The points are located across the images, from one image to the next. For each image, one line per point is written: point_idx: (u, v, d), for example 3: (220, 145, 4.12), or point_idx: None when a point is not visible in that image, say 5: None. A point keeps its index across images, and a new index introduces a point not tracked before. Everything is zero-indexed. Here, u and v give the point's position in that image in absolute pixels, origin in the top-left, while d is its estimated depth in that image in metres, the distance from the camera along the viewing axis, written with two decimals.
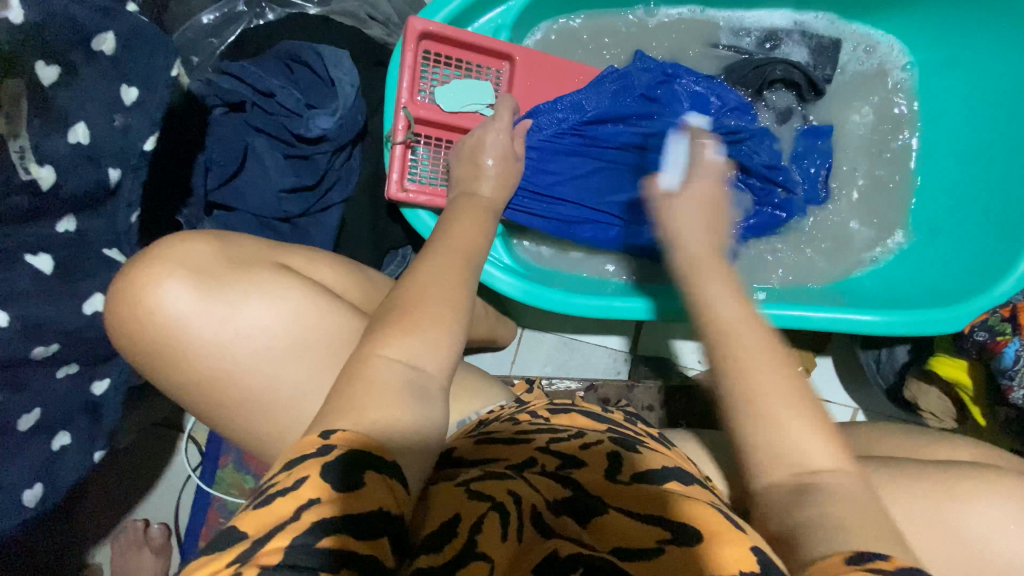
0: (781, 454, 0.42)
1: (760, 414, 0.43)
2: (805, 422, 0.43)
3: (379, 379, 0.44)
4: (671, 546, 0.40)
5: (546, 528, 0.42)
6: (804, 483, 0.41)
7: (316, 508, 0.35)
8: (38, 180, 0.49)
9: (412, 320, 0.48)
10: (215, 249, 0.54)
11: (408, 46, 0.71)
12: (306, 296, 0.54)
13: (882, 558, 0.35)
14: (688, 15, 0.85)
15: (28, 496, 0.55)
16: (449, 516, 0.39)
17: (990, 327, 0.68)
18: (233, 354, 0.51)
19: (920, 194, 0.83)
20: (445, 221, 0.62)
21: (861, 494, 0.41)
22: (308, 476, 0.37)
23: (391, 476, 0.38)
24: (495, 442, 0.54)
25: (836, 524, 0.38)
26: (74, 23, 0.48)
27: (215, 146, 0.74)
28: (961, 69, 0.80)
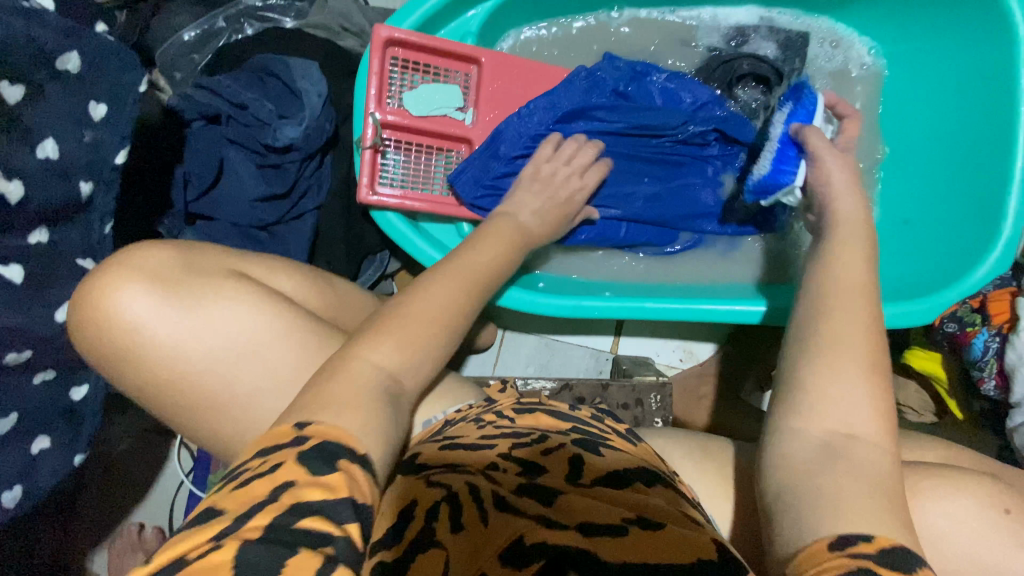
0: (835, 408, 0.43)
1: (836, 359, 0.45)
2: (861, 384, 0.44)
3: (363, 376, 0.45)
4: (633, 529, 0.44)
5: (506, 506, 0.45)
6: (842, 439, 0.42)
7: (293, 491, 0.35)
8: (6, 194, 0.51)
9: (409, 322, 0.49)
10: (174, 256, 0.57)
11: (374, 54, 0.73)
12: (258, 301, 0.56)
13: (864, 540, 0.37)
14: (656, 16, 0.85)
15: (7, 497, 0.57)
16: (408, 502, 0.44)
17: (960, 318, 0.68)
18: (187, 356, 0.53)
19: (892, 185, 0.82)
20: (477, 234, 0.63)
21: (887, 474, 0.41)
22: (285, 461, 0.37)
23: (361, 464, 0.39)
24: (456, 446, 0.54)
25: (845, 509, 0.39)
26: (38, 44, 0.52)
27: (192, 160, 0.77)
28: (927, 59, 0.80)
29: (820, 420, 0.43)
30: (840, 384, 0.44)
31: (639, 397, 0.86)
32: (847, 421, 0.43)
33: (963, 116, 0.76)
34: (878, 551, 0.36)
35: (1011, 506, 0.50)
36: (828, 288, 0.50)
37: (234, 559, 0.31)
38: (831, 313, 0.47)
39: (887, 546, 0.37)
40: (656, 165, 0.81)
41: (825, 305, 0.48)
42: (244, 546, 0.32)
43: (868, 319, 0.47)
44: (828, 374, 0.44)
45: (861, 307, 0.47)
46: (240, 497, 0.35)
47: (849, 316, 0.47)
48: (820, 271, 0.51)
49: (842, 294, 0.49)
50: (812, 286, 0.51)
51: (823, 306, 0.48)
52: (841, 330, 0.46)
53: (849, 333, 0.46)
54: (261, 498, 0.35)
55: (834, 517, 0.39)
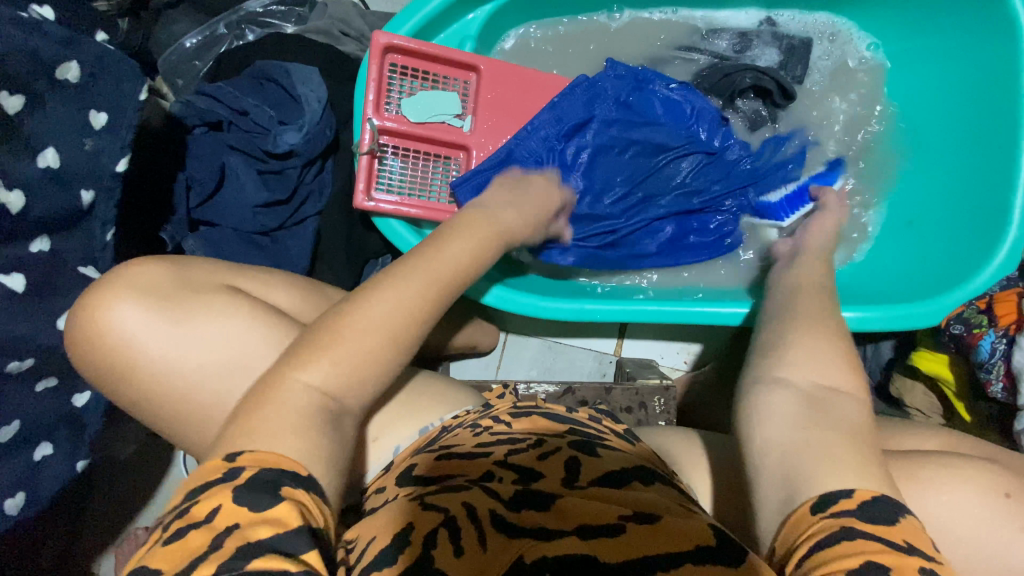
0: (817, 365, 0.46)
1: (806, 337, 0.48)
2: (834, 347, 0.47)
3: (300, 400, 0.42)
4: (630, 526, 0.45)
5: (506, 526, 0.45)
6: (827, 390, 0.45)
7: (239, 534, 0.35)
8: (7, 204, 0.52)
9: (352, 338, 0.44)
10: (167, 271, 0.57)
11: (374, 60, 0.73)
12: (250, 313, 0.57)
13: (849, 494, 0.39)
14: (654, 17, 0.85)
15: (10, 505, 0.57)
16: (404, 527, 0.45)
17: (966, 319, 0.67)
18: (182, 367, 0.54)
19: (901, 186, 0.81)
20: (444, 231, 0.57)
21: (864, 424, 0.43)
22: (220, 505, 0.36)
23: (309, 489, 0.38)
24: (455, 457, 0.54)
25: (820, 467, 0.40)
26: (37, 54, 0.52)
27: (195, 165, 0.78)
28: (937, 59, 0.78)
29: (799, 372, 0.46)
30: (809, 345, 0.47)
31: (642, 400, 0.85)
32: (827, 379, 0.45)
33: (974, 116, 0.75)
34: (857, 505, 0.38)
35: (1012, 490, 0.50)
36: (790, 300, 0.55)
37: None
38: (796, 312, 0.52)
39: (877, 498, 0.38)
40: (658, 176, 0.81)
41: (787, 309, 0.53)
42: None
43: (827, 314, 0.51)
44: (803, 343, 0.48)
45: (825, 304, 0.53)
46: (178, 555, 0.34)
47: (812, 313, 0.51)
48: (784, 284, 0.59)
49: (802, 300, 0.54)
50: (782, 293, 0.57)
51: (783, 305, 0.54)
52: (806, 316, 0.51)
53: (817, 314, 0.51)
54: (200, 550, 0.34)
55: (826, 473, 0.40)
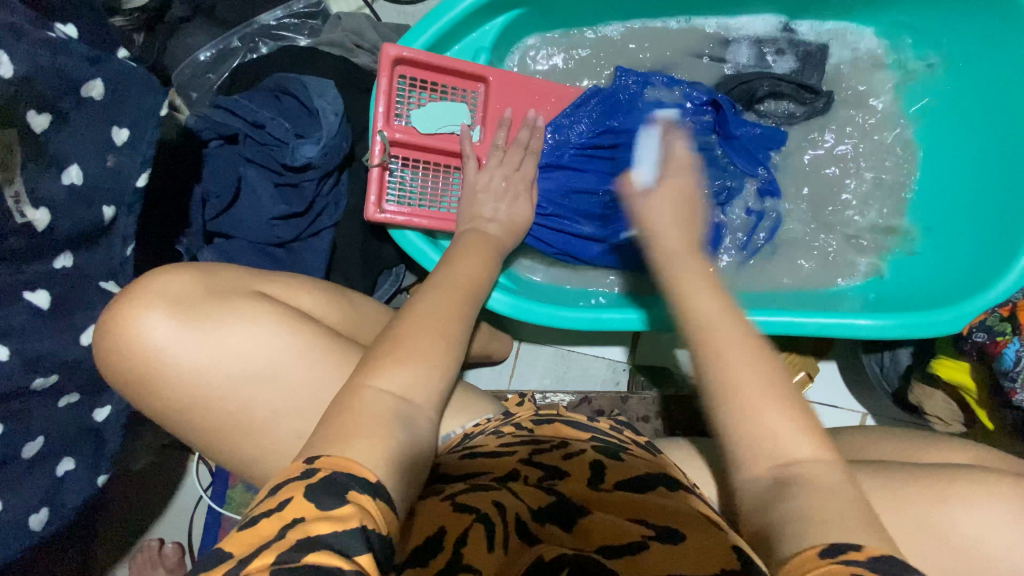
0: (764, 446, 0.45)
1: (750, 409, 0.45)
2: (787, 416, 0.45)
3: (376, 405, 0.46)
4: (654, 543, 0.44)
5: (530, 535, 0.45)
6: (784, 475, 0.44)
7: (302, 526, 0.36)
8: (34, 222, 0.52)
9: (405, 350, 0.50)
10: (192, 279, 0.58)
11: (383, 72, 0.73)
12: (276, 324, 0.57)
13: (852, 548, 0.38)
14: (668, 24, 0.85)
15: (34, 520, 0.57)
16: (436, 530, 0.43)
17: (989, 327, 0.65)
18: (209, 378, 0.55)
19: (923, 190, 0.81)
20: (452, 254, 0.64)
21: (840, 482, 0.43)
22: (292, 497, 0.38)
23: (373, 494, 0.40)
24: (479, 456, 0.56)
25: (814, 522, 0.40)
26: (63, 73, 0.51)
27: (211, 177, 0.78)
28: (951, 64, 0.79)
29: (756, 463, 0.45)
30: (762, 425, 0.45)
31: None
32: (784, 450, 0.44)
33: (1000, 115, 0.74)
34: (867, 557, 0.37)
35: None
36: (709, 322, 0.49)
37: None
38: (712, 336, 0.48)
39: (878, 555, 0.37)
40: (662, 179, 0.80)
41: (709, 357, 0.48)
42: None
43: (759, 343, 0.48)
44: (749, 424, 0.45)
45: (750, 340, 0.48)
46: (249, 538, 0.36)
47: (725, 339, 0.48)
48: (686, 308, 0.51)
49: (722, 321, 0.49)
50: (682, 324, 0.51)
51: (693, 333, 0.49)
52: (735, 369, 0.47)
53: (759, 377, 0.46)
54: (269, 539, 0.35)
55: (819, 528, 0.40)
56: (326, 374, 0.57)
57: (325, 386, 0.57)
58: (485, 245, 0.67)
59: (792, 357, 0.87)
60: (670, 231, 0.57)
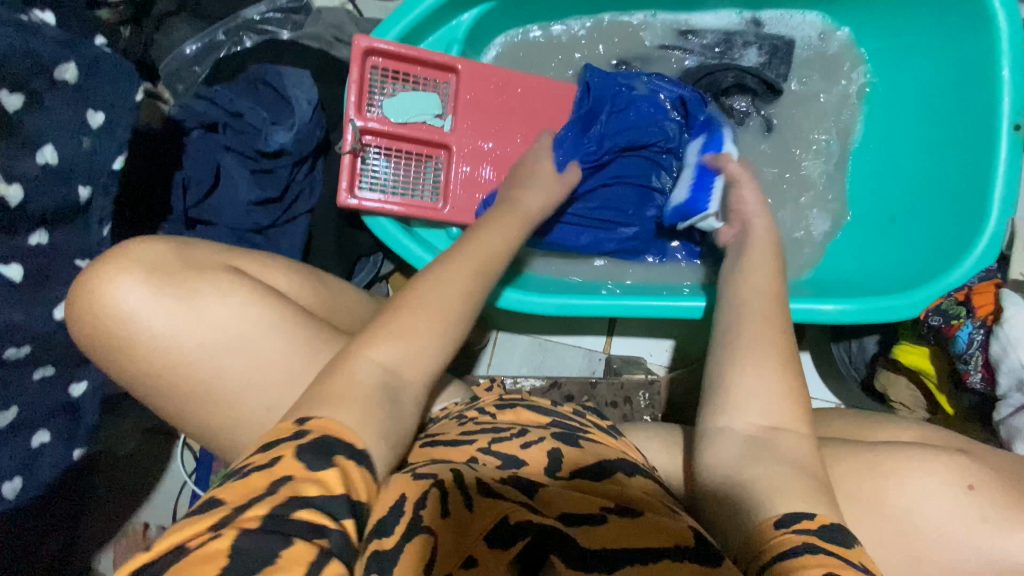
0: (757, 403, 0.49)
1: (752, 368, 0.50)
2: (776, 381, 0.50)
3: (364, 373, 0.48)
4: (611, 515, 0.44)
5: (490, 490, 0.44)
6: (769, 433, 0.48)
7: (291, 484, 0.38)
8: (6, 197, 0.54)
9: (420, 302, 0.53)
10: (169, 250, 0.61)
11: (354, 63, 0.75)
12: (241, 299, 0.59)
13: (806, 518, 0.42)
14: (637, 17, 0.86)
15: (7, 489, 0.60)
16: (397, 496, 0.41)
17: (944, 312, 0.67)
18: (183, 344, 0.57)
19: (886, 182, 0.81)
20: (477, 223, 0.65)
21: (809, 458, 0.47)
22: (283, 455, 0.40)
23: (356, 461, 0.43)
24: (438, 445, 0.57)
25: (776, 492, 0.44)
26: (36, 55, 0.54)
27: (191, 166, 0.81)
28: (914, 55, 0.80)
29: (742, 418, 0.49)
30: (757, 383, 0.50)
31: (628, 395, 0.86)
32: (767, 415, 0.48)
33: (957, 109, 0.75)
34: (819, 526, 0.41)
35: (977, 481, 0.50)
36: (760, 292, 0.57)
37: (233, 542, 0.34)
38: (755, 301, 0.56)
39: (827, 524, 0.41)
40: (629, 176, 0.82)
41: (738, 322, 0.55)
42: (242, 535, 0.34)
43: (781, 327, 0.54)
44: (749, 379, 0.50)
45: (778, 312, 0.55)
46: (242, 489, 0.38)
47: (771, 314, 0.55)
48: (741, 276, 0.60)
49: (760, 301, 0.56)
50: (735, 294, 0.58)
51: (735, 302, 0.57)
52: (755, 335, 0.53)
53: (773, 340, 0.52)
54: (262, 490, 0.38)
55: (779, 500, 0.43)
56: (290, 349, 0.59)
57: (284, 363, 0.58)
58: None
59: None
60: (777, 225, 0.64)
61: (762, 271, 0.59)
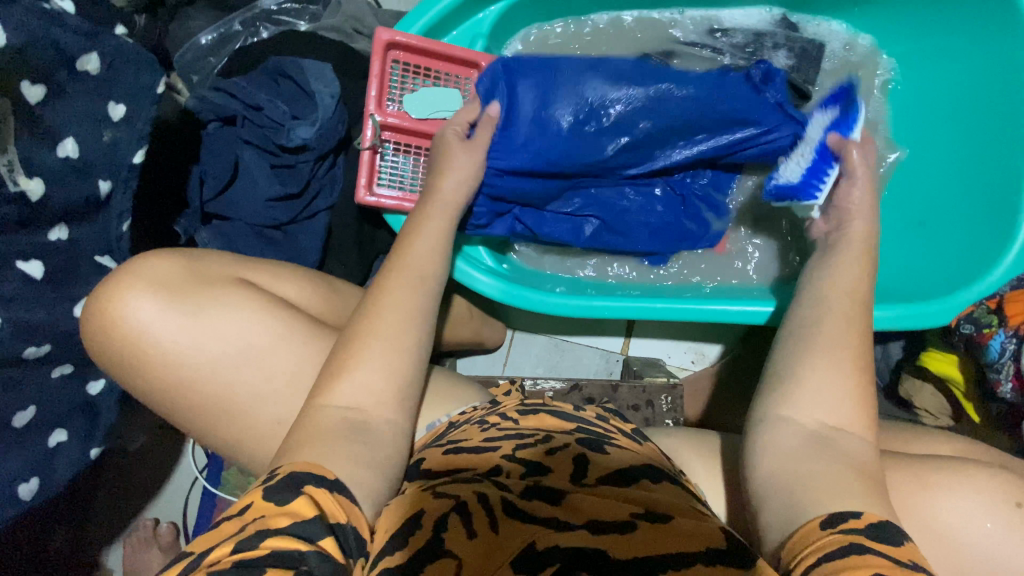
0: (823, 401, 0.48)
1: (821, 365, 0.50)
2: (845, 384, 0.49)
3: (329, 420, 0.48)
4: (642, 524, 0.44)
5: (518, 514, 0.45)
6: (830, 432, 0.48)
7: (262, 521, 0.39)
8: (27, 192, 0.53)
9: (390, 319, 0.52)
10: (178, 265, 0.59)
11: (375, 57, 0.73)
12: (258, 311, 0.58)
13: (853, 517, 0.41)
14: (662, 14, 0.85)
15: (24, 490, 0.58)
16: (412, 515, 0.44)
17: (976, 320, 0.66)
18: (195, 361, 0.56)
19: (919, 187, 0.79)
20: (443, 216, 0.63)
21: (869, 461, 0.47)
22: (252, 502, 0.41)
23: (329, 489, 0.43)
24: (462, 451, 0.56)
25: (820, 491, 0.44)
26: (58, 45, 0.52)
27: (209, 160, 0.78)
28: (955, 59, 0.77)
29: (808, 413, 0.48)
30: (822, 376, 0.49)
31: (649, 398, 0.85)
32: (833, 415, 0.48)
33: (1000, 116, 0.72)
34: (868, 526, 0.41)
35: None
36: (824, 295, 0.55)
37: None
38: (830, 304, 0.54)
39: (876, 522, 0.41)
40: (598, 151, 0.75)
41: (808, 322, 0.53)
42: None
43: (861, 335, 0.51)
44: (815, 374, 0.49)
45: (857, 315, 0.53)
46: (207, 539, 0.39)
47: (843, 314, 0.53)
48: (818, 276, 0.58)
49: (840, 298, 0.54)
50: (814, 292, 0.56)
51: (807, 303, 0.55)
52: (834, 339, 0.51)
53: (838, 339, 0.51)
54: (229, 535, 0.39)
55: (827, 498, 0.43)
56: (311, 358, 0.58)
57: (305, 368, 0.57)
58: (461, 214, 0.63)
59: None
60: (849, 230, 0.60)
61: (840, 273, 0.57)
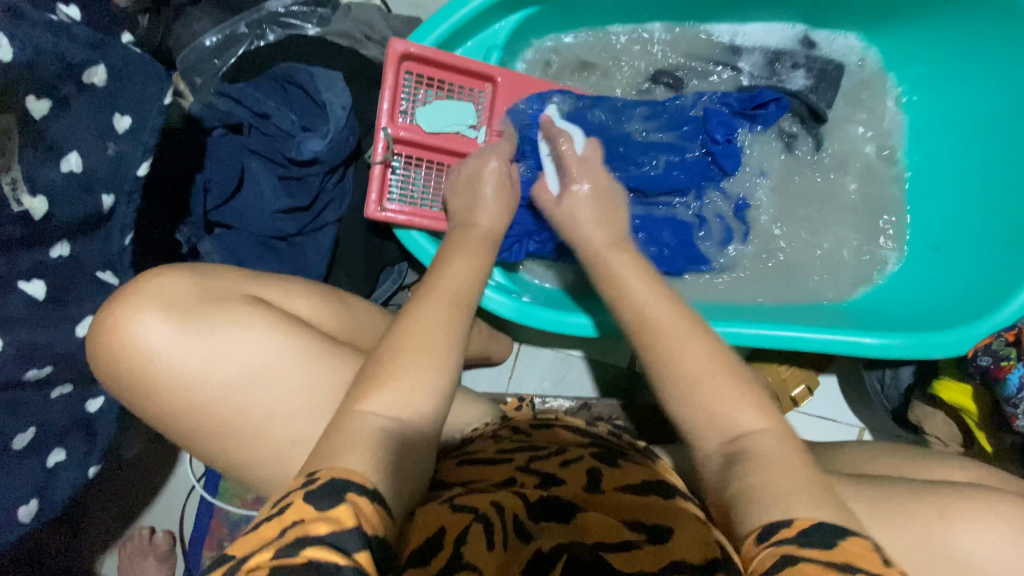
0: (706, 423, 0.45)
1: (685, 387, 0.46)
2: (720, 392, 0.45)
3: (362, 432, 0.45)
4: (647, 539, 0.43)
5: (525, 532, 0.44)
6: (731, 451, 0.43)
7: (300, 528, 0.35)
8: (31, 211, 0.51)
9: (406, 349, 0.48)
10: (186, 283, 0.57)
11: (388, 68, 0.71)
12: (267, 331, 0.56)
13: (787, 523, 0.37)
14: (678, 29, 0.84)
15: (23, 512, 0.56)
16: (433, 531, 0.42)
17: (994, 351, 0.66)
18: (199, 383, 0.54)
19: (930, 211, 0.80)
20: (445, 252, 0.60)
21: (790, 450, 0.42)
22: (292, 502, 0.37)
23: (371, 497, 0.38)
24: (474, 464, 0.55)
25: (758, 500, 0.39)
26: (65, 58, 0.50)
27: (213, 168, 0.76)
28: (969, 82, 0.78)
29: (710, 438, 0.45)
30: (701, 402, 0.45)
31: (658, 420, 0.88)
32: (732, 426, 0.44)
33: (1006, 142, 0.75)
34: (800, 532, 0.36)
35: None
36: (640, 316, 0.51)
37: None
38: (650, 326, 0.49)
39: (813, 527, 0.36)
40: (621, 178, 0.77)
41: (647, 349, 0.49)
42: None
43: (699, 338, 0.48)
44: (685, 403, 0.46)
45: (685, 324, 0.49)
46: (248, 543, 0.35)
47: (670, 334, 0.48)
48: (625, 301, 0.53)
49: (660, 309, 0.50)
50: (626, 320, 0.52)
51: (634, 331, 0.50)
52: (681, 362, 0.47)
53: (693, 359, 0.46)
54: (270, 540, 0.35)
55: (763, 508, 0.38)
56: (324, 380, 0.56)
57: (315, 392, 0.56)
58: (484, 237, 0.62)
59: (792, 370, 0.86)
60: (593, 231, 0.60)
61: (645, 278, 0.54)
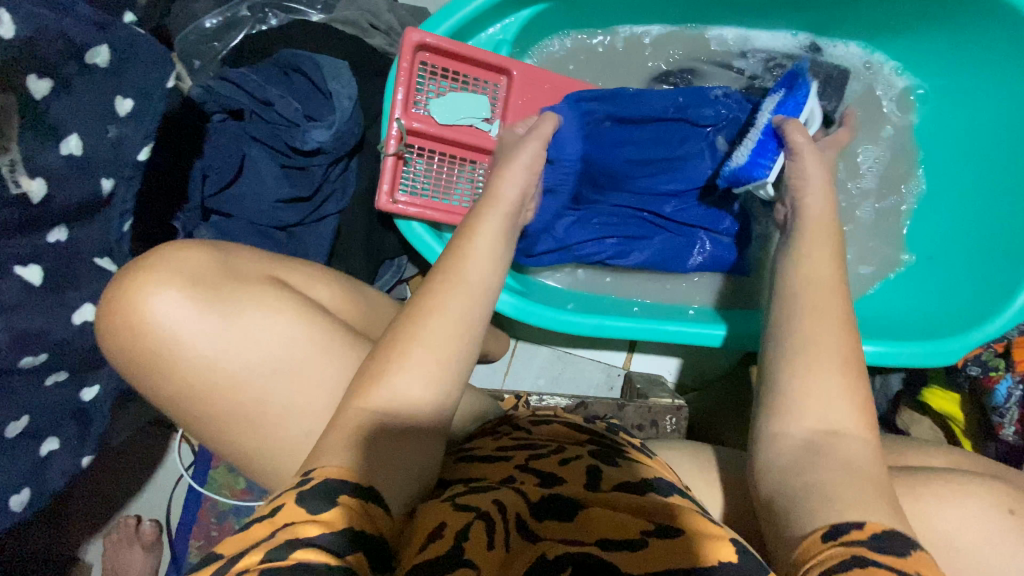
0: (816, 404, 0.44)
1: (811, 367, 0.45)
2: (847, 377, 0.45)
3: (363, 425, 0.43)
4: (653, 538, 0.40)
5: (529, 531, 0.41)
6: (827, 436, 0.43)
7: (290, 530, 0.34)
8: (29, 193, 0.49)
9: (417, 329, 0.46)
10: (207, 260, 0.56)
11: (404, 57, 0.70)
12: (276, 319, 0.55)
13: (859, 526, 0.38)
14: (681, 31, 0.84)
15: (15, 501, 0.55)
16: (434, 527, 0.38)
17: (983, 362, 0.70)
18: (219, 367, 0.53)
19: (932, 223, 0.82)
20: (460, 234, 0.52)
21: (875, 466, 0.42)
22: (285, 503, 0.36)
23: (369, 500, 0.38)
24: (472, 461, 0.52)
25: (832, 493, 0.40)
26: (67, 36, 0.48)
27: (212, 154, 0.74)
28: (974, 100, 0.79)
29: (805, 419, 0.44)
30: (818, 387, 0.45)
31: (654, 418, 0.85)
32: (830, 418, 0.44)
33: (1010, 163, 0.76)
34: (872, 537, 0.37)
35: None
36: (814, 282, 0.50)
37: None
38: (804, 302, 0.49)
39: (883, 533, 0.37)
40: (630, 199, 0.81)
41: (797, 316, 0.48)
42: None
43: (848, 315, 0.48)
44: (802, 382, 0.45)
45: (840, 310, 0.48)
46: (237, 542, 0.35)
47: (829, 311, 0.48)
48: (793, 269, 0.52)
49: (822, 279, 0.50)
50: (787, 285, 0.51)
51: (795, 293, 0.50)
52: (816, 335, 0.46)
53: (830, 337, 0.46)
54: (260, 541, 0.34)
55: (835, 508, 0.39)
56: (325, 372, 0.55)
57: (316, 387, 0.55)
58: None
59: None
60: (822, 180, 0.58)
61: (825, 253, 0.52)
